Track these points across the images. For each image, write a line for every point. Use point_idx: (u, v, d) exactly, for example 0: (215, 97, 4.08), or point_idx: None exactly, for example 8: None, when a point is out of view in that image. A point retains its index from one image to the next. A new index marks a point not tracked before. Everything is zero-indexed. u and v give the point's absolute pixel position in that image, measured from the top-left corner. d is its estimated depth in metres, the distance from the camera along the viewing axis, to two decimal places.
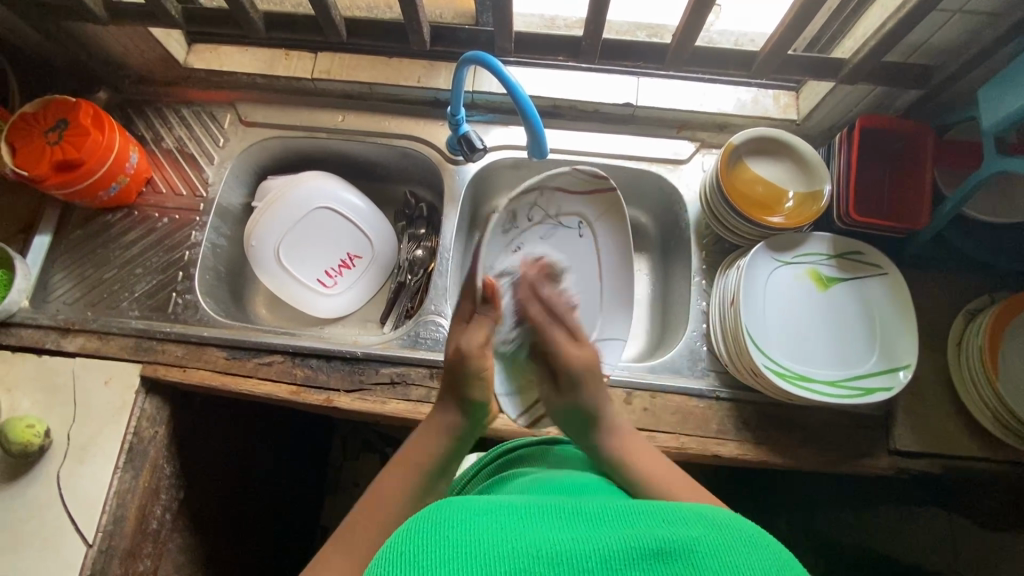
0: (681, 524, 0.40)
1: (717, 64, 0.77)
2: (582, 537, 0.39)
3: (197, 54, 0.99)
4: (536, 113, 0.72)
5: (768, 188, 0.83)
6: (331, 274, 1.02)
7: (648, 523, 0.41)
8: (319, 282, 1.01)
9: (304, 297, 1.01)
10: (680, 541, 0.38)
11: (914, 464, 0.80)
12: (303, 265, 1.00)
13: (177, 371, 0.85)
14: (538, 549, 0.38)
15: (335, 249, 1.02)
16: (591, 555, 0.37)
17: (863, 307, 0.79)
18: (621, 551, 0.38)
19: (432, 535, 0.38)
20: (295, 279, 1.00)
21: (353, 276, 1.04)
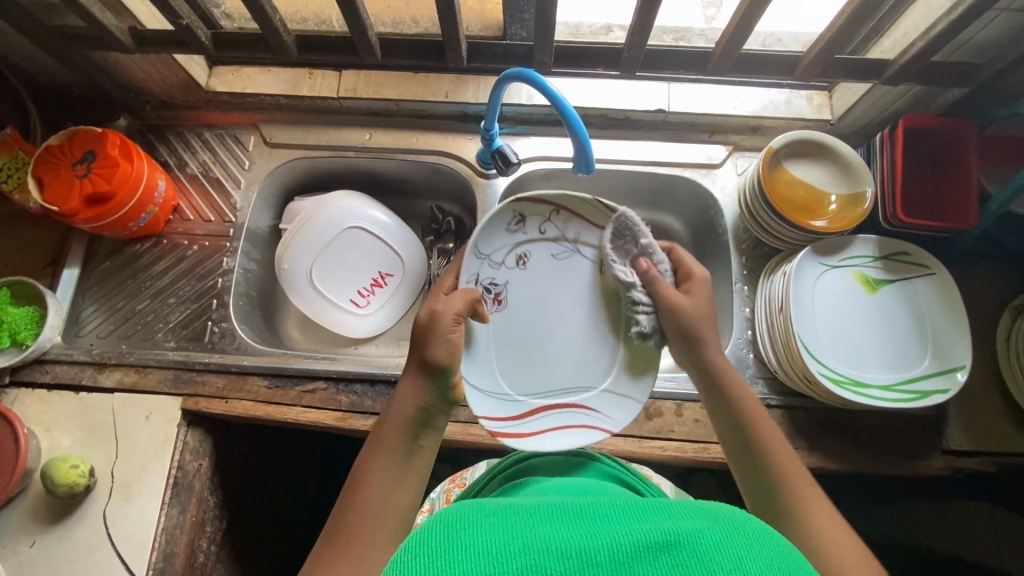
0: (685, 517, 0.42)
1: (759, 69, 0.76)
2: (590, 533, 0.41)
3: (218, 76, 0.97)
4: (582, 124, 0.70)
5: (808, 192, 0.83)
6: (365, 293, 1.00)
7: (650, 518, 0.42)
8: (352, 301, 1.00)
9: (338, 319, 1.00)
10: (684, 530, 0.40)
11: (968, 464, 0.79)
12: (338, 285, 0.99)
13: (219, 403, 0.83)
14: (546, 546, 0.39)
15: (367, 268, 1.00)
16: (599, 548, 0.39)
17: (911, 307, 0.79)
18: (627, 544, 0.39)
19: (451, 535, 0.40)
20: (329, 299, 0.98)
21: (385, 294, 1.02)
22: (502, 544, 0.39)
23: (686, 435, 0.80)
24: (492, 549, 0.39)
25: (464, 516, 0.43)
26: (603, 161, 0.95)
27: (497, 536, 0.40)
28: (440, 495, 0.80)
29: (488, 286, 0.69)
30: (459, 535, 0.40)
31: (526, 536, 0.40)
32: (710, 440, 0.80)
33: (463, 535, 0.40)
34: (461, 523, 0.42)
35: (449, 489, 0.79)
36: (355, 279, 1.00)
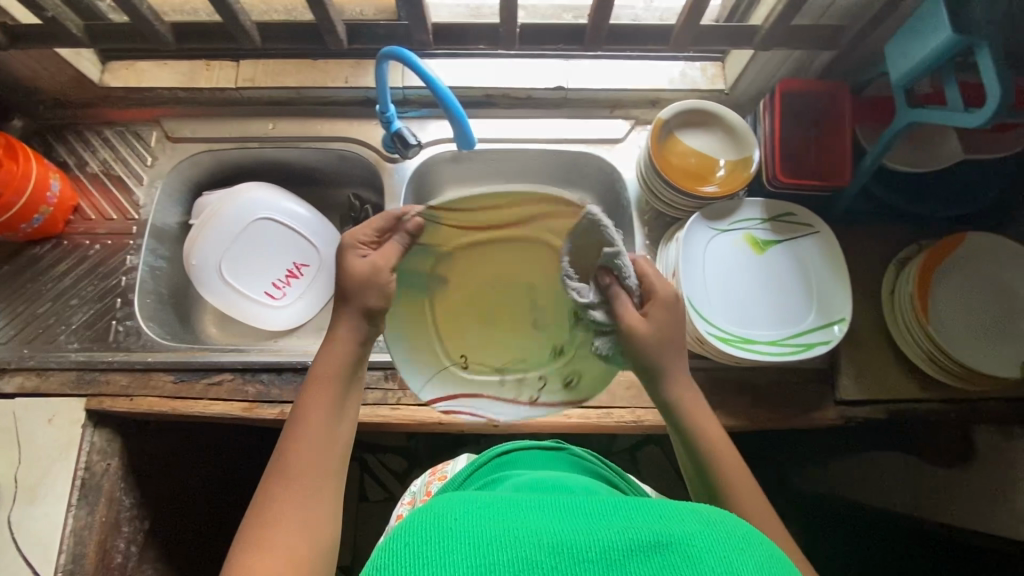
0: (676, 520, 0.42)
1: (637, 40, 0.78)
2: (581, 529, 0.41)
3: (112, 72, 0.95)
4: (459, 107, 0.72)
5: (700, 159, 0.85)
6: (280, 283, 1.00)
7: (645, 518, 0.42)
8: (268, 292, 0.99)
9: (254, 311, 0.99)
10: (677, 534, 0.40)
11: (859, 412, 0.83)
12: (250, 277, 0.98)
13: (124, 401, 0.83)
14: (538, 539, 0.39)
15: (281, 259, 1.00)
16: (591, 544, 0.39)
17: (797, 264, 0.82)
18: (618, 543, 0.39)
19: (439, 524, 0.40)
20: (242, 291, 0.98)
21: (302, 285, 1.02)
22: (495, 535, 0.40)
23: (591, 402, 0.82)
24: (486, 538, 0.39)
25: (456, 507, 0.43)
26: (508, 140, 0.96)
27: (489, 525, 0.40)
28: (420, 488, 0.81)
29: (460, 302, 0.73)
30: (451, 525, 0.40)
31: (522, 527, 0.41)
32: (614, 406, 0.82)
33: (454, 525, 0.40)
34: (451, 516, 0.41)
35: (428, 482, 0.80)
36: (268, 270, 0.99)
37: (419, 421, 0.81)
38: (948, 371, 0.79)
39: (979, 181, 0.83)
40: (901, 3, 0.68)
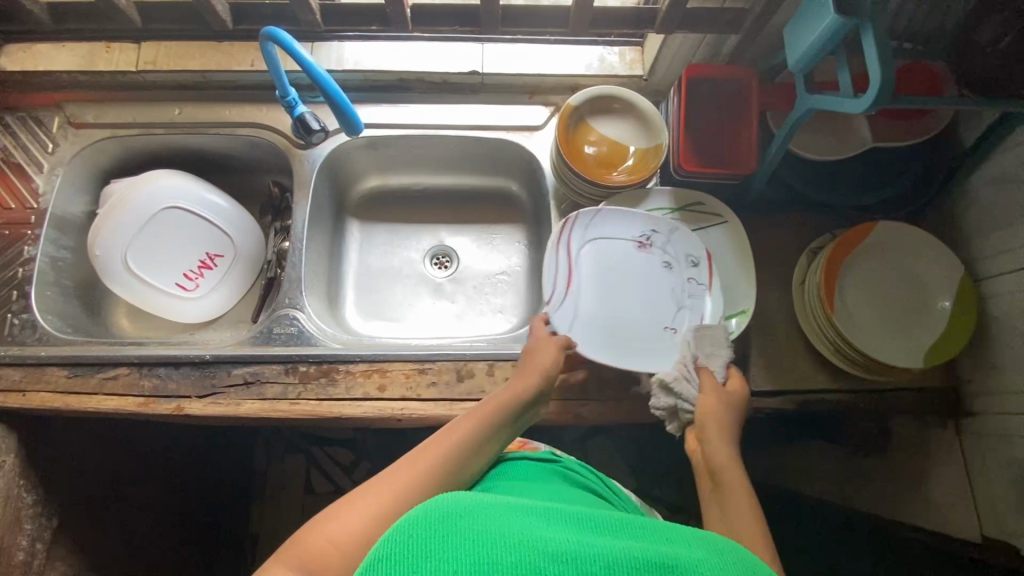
0: (687, 546, 0.42)
1: (537, 23, 0.75)
2: (585, 541, 0.41)
3: (9, 55, 0.91)
4: (340, 91, 0.70)
5: (609, 147, 0.83)
6: (192, 274, 0.97)
7: (652, 540, 0.43)
8: (177, 282, 0.96)
9: (164, 301, 0.96)
10: (686, 558, 0.40)
11: (769, 404, 0.82)
12: (159, 266, 0.95)
13: (15, 396, 0.80)
14: (544, 544, 0.39)
15: (194, 248, 0.97)
16: (597, 558, 0.39)
17: (703, 257, 0.80)
18: (628, 560, 0.39)
19: (445, 528, 0.40)
20: (148, 280, 0.94)
21: (217, 276, 1.00)
22: (497, 539, 0.39)
23: None
24: (486, 539, 0.39)
25: (463, 503, 0.43)
26: (423, 126, 0.93)
27: (493, 525, 0.41)
28: None
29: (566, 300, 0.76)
30: (461, 522, 0.40)
31: (524, 534, 0.40)
32: None
33: (460, 522, 0.40)
34: (456, 510, 0.42)
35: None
36: (180, 259, 0.96)
37: (319, 415, 0.79)
38: (852, 361, 0.77)
39: (893, 168, 0.82)
40: None
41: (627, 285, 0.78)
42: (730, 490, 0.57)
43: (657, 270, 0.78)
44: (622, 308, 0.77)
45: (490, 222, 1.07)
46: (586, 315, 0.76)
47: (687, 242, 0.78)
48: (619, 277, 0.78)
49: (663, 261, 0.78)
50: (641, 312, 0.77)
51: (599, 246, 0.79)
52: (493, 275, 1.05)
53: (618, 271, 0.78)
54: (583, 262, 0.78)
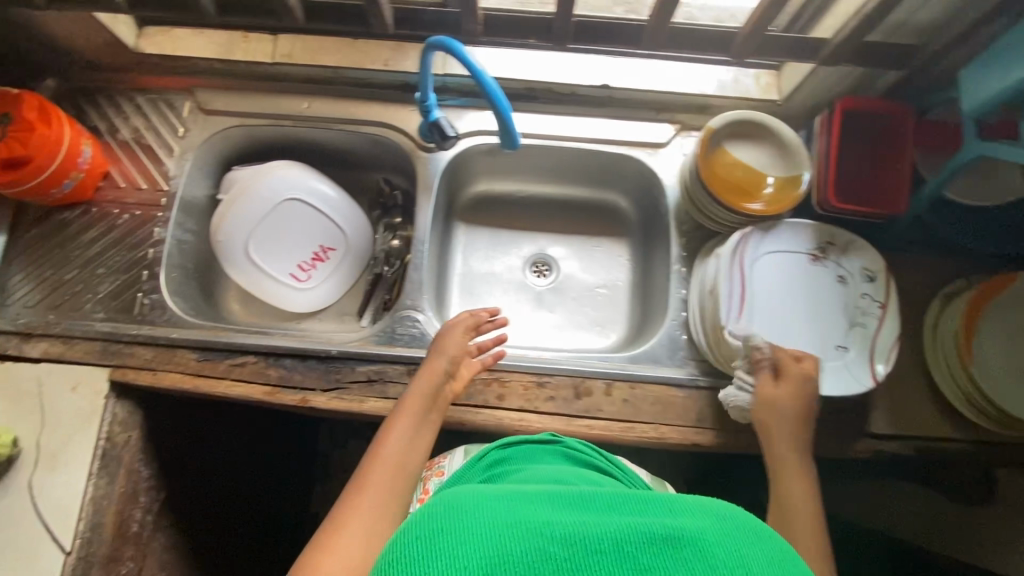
0: (688, 513, 0.43)
1: (697, 46, 0.74)
2: (591, 520, 0.41)
3: (148, 37, 0.92)
4: (504, 98, 0.69)
5: (746, 173, 0.82)
6: (306, 264, 0.99)
7: (656, 512, 0.43)
8: (291, 272, 0.98)
9: (275, 290, 0.98)
10: (692, 530, 0.40)
11: (888, 446, 0.82)
12: (276, 255, 0.97)
13: (147, 375, 0.83)
14: (549, 530, 0.40)
15: (307, 240, 0.98)
16: (604, 539, 0.39)
17: (847, 295, 0.78)
18: (633, 537, 0.39)
19: (448, 527, 0.40)
20: (265, 269, 0.96)
21: (328, 268, 1.01)
22: (504, 527, 0.40)
23: (614, 414, 0.81)
24: (495, 530, 0.40)
25: (462, 498, 0.43)
26: (547, 137, 0.93)
27: (498, 516, 0.41)
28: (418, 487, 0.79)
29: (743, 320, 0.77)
30: (458, 518, 0.41)
31: (528, 517, 0.41)
32: (638, 419, 0.81)
33: (466, 515, 0.41)
34: (460, 505, 0.42)
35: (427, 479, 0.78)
36: (295, 250, 0.98)
37: None
38: (981, 410, 0.77)
39: None
40: (986, 28, 0.64)
41: (801, 299, 0.78)
42: (791, 476, 0.69)
43: (830, 283, 0.79)
44: (799, 323, 0.78)
45: (593, 234, 1.07)
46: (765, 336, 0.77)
47: (866, 252, 0.79)
48: (791, 292, 0.78)
49: (836, 274, 0.79)
50: (818, 327, 0.77)
51: (772, 263, 0.79)
52: (593, 288, 1.05)
53: (790, 287, 0.78)
54: (757, 282, 0.78)
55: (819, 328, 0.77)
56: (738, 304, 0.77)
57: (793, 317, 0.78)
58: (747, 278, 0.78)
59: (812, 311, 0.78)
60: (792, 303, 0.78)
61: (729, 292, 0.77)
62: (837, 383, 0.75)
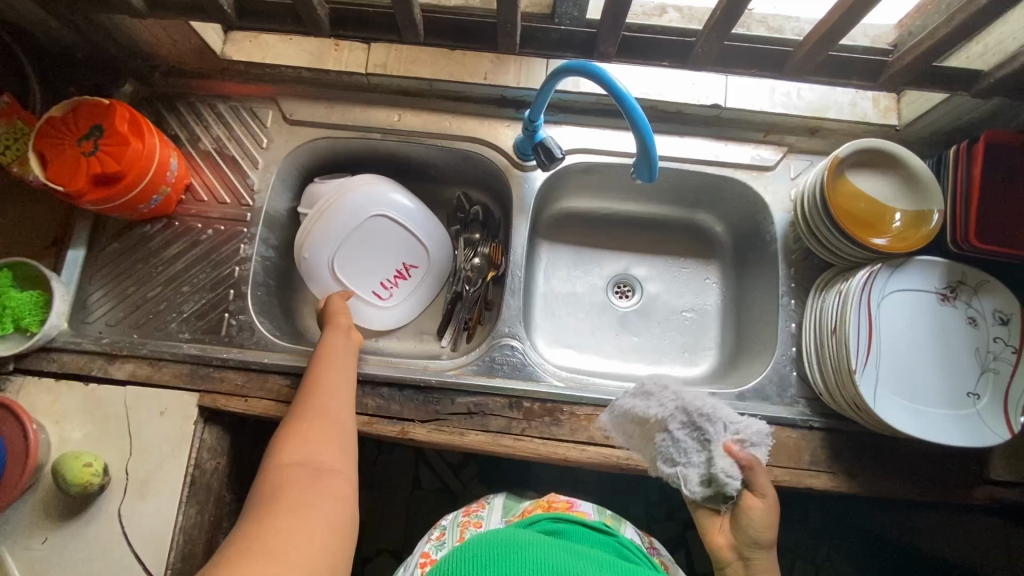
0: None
1: (839, 73, 0.70)
2: None
3: (235, 44, 0.88)
4: (648, 123, 0.65)
5: (870, 206, 0.78)
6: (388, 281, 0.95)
7: None
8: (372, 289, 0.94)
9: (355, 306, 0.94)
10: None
11: (1009, 494, 0.78)
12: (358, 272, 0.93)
13: (238, 401, 0.80)
14: None
15: (390, 257, 0.94)
16: None
17: (978, 340, 0.74)
18: None
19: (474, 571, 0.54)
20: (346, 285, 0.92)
21: (409, 287, 0.97)
22: None
23: None
24: None
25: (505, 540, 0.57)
26: None
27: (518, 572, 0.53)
28: (453, 525, 0.75)
29: (868, 363, 0.73)
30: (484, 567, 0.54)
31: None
32: None
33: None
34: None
35: (461, 522, 0.74)
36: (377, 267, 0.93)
37: (543, 455, 0.78)
38: None
39: None
40: None
41: (928, 343, 0.74)
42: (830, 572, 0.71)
43: (959, 327, 0.75)
44: (928, 369, 0.73)
45: (680, 255, 1.03)
46: (893, 381, 0.73)
47: (1001, 296, 0.75)
48: (918, 336, 0.75)
49: (966, 318, 0.75)
50: (947, 374, 0.73)
51: (898, 303, 0.75)
52: (680, 311, 1.00)
53: (916, 329, 0.75)
54: (883, 323, 0.74)
55: (948, 375, 0.73)
56: (865, 345, 0.73)
57: (920, 362, 0.74)
58: (872, 318, 0.74)
59: (939, 356, 0.74)
60: (918, 347, 0.74)
61: (853, 329, 0.73)
62: (968, 434, 0.71)
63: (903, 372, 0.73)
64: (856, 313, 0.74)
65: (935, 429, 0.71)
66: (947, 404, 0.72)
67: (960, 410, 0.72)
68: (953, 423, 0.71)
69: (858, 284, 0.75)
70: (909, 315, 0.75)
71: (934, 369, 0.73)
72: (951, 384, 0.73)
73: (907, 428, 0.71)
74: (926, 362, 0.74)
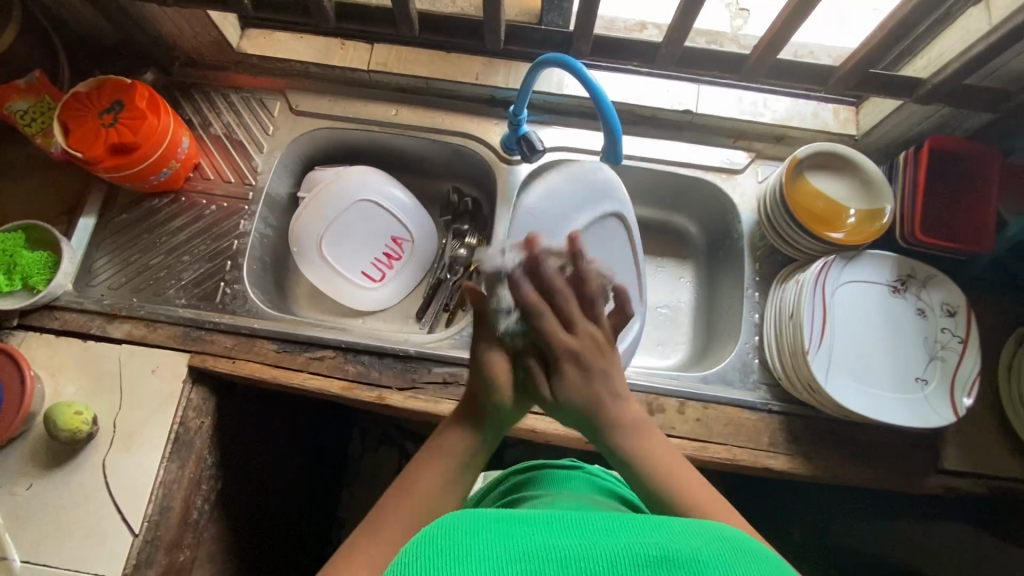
0: (687, 535, 0.41)
1: (794, 78, 0.77)
2: (590, 543, 0.40)
3: (250, 39, 0.95)
4: (615, 116, 0.71)
5: (828, 204, 0.83)
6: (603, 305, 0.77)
7: (649, 531, 0.41)
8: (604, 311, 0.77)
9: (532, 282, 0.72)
10: (685, 551, 0.39)
11: (959, 483, 0.81)
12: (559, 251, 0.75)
13: (226, 362, 0.84)
14: (549, 551, 0.38)
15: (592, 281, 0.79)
16: (599, 558, 0.38)
17: (926, 330, 0.79)
18: (630, 557, 0.38)
19: None
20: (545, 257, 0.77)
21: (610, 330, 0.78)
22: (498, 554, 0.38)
23: (688, 433, 0.81)
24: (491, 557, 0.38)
25: (466, 522, 0.42)
26: (628, 157, 0.95)
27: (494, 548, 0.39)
28: None
29: (821, 347, 0.77)
30: None
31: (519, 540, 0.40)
32: (710, 439, 0.81)
33: (468, 535, 0.40)
34: (464, 525, 0.41)
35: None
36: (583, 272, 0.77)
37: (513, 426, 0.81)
38: None
39: None
40: None
41: (879, 332, 0.79)
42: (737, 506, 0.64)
43: (908, 317, 0.80)
44: (878, 354, 0.78)
45: (656, 253, 1.08)
46: (845, 365, 0.77)
47: (948, 289, 0.80)
48: (870, 325, 0.79)
49: (916, 309, 0.80)
50: (896, 360, 0.78)
51: (852, 293, 0.80)
52: (654, 307, 1.04)
53: (868, 318, 0.79)
54: (837, 312, 0.79)
55: (897, 362, 0.78)
56: (819, 331, 0.78)
57: (873, 348, 0.78)
58: (827, 306, 0.79)
59: (889, 344, 0.79)
60: (871, 335, 0.79)
61: (807, 316, 0.78)
62: (914, 416, 0.75)
63: (854, 358, 0.78)
64: (811, 301, 0.78)
65: (883, 411, 0.75)
66: (895, 388, 0.76)
67: (908, 394, 0.76)
68: (900, 406, 0.75)
69: (814, 276, 0.79)
70: (862, 305, 0.80)
71: (885, 355, 0.78)
72: (899, 370, 0.77)
73: (856, 408, 0.75)
74: (877, 349, 0.78)
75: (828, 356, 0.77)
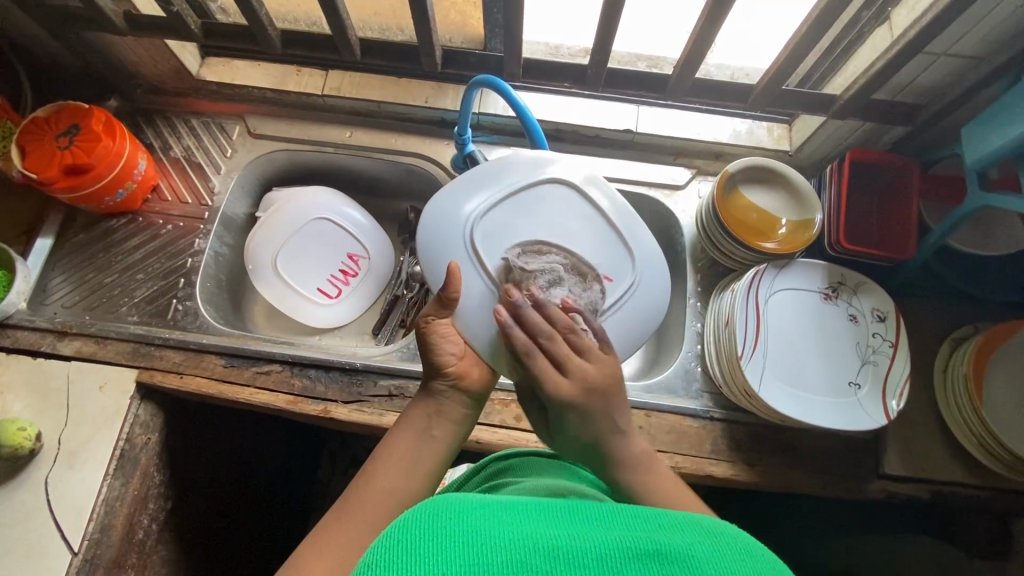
0: (682, 530, 0.38)
1: (717, 96, 0.87)
2: (578, 534, 0.37)
3: (210, 66, 1.00)
4: (542, 134, 0.76)
5: (762, 216, 0.85)
6: (538, 290, 0.67)
7: (643, 526, 0.39)
8: (538, 305, 0.66)
9: (421, 255, 0.69)
10: (676, 544, 0.36)
11: (903, 489, 0.81)
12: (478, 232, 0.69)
13: (174, 378, 0.85)
14: (533, 541, 0.36)
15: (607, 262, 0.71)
16: (587, 551, 0.35)
17: (857, 335, 0.81)
18: (617, 549, 0.35)
19: None
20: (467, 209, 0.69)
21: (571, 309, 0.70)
22: (480, 538, 0.36)
23: None
24: (471, 541, 0.35)
25: (451, 508, 0.39)
26: None
27: (478, 531, 0.36)
28: None
29: (753, 353, 0.78)
30: None
31: (510, 533, 0.37)
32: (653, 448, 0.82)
33: (453, 522, 0.37)
34: (450, 511, 0.38)
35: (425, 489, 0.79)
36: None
37: None
38: (1007, 464, 0.76)
39: None
40: (985, 90, 0.71)
41: (812, 338, 0.81)
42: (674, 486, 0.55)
43: (840, 323, 0.82)
44: (811, 359, 0.80)
45: None
46: (779, 370, 0.78)
47: (878, 295, 0.82)
48: (802, 332, 0.81)
49: (848, 316, 0.82)
50: (828, 365, 0.79)
51: (784, 300, 0.82)
52: None
53: (799, 326, 0.81)
54: (771, 318, 0.81)
55: (829, 367, 0.79)
56: (753, 336, 0.79)
57: (806, 354, 0.80)
58: (760, 312, 0.80)
59: (823, 350, 0.80)
60: (803, 342, 0.81)
61: (740, 321, 0.79)
62: (847, 419, 0.76)
63: (787, 361, 0.79)
64: (743, 307, 0.80)
65: (817, 415, 0.76)
66: (827, 392, 0.78)
67: (841, 399, 0.77)
68: (834, 410, 0.77)
69: (747, 282, 0.81)
70: (794, 312, 0.82)
71: (818, 361, 0.80)
72: (832, 376, 0.79)
73: (789, 412, 0.76)
74: (809, 354, 0.80)
75: (760, 362, 0.78)
